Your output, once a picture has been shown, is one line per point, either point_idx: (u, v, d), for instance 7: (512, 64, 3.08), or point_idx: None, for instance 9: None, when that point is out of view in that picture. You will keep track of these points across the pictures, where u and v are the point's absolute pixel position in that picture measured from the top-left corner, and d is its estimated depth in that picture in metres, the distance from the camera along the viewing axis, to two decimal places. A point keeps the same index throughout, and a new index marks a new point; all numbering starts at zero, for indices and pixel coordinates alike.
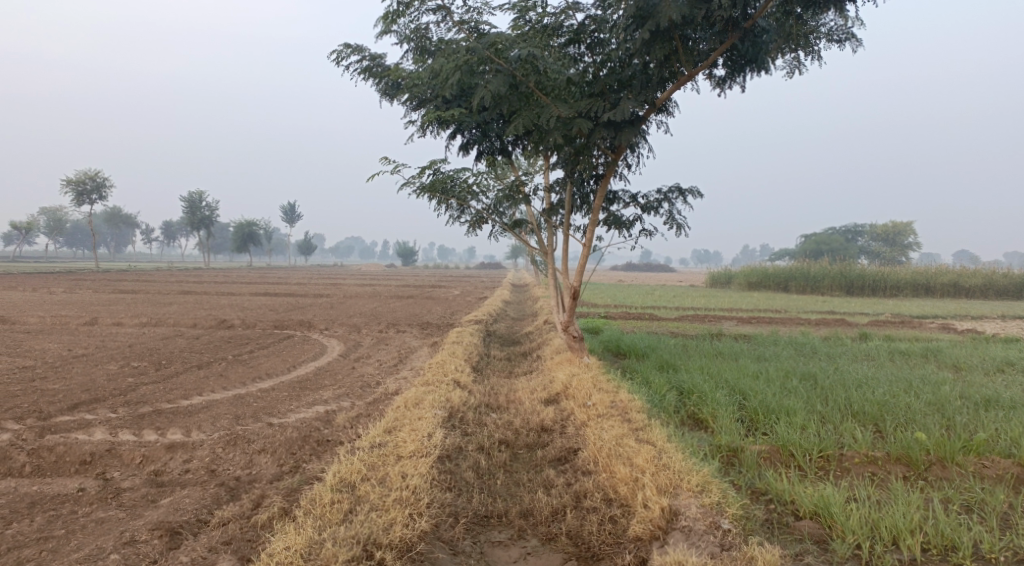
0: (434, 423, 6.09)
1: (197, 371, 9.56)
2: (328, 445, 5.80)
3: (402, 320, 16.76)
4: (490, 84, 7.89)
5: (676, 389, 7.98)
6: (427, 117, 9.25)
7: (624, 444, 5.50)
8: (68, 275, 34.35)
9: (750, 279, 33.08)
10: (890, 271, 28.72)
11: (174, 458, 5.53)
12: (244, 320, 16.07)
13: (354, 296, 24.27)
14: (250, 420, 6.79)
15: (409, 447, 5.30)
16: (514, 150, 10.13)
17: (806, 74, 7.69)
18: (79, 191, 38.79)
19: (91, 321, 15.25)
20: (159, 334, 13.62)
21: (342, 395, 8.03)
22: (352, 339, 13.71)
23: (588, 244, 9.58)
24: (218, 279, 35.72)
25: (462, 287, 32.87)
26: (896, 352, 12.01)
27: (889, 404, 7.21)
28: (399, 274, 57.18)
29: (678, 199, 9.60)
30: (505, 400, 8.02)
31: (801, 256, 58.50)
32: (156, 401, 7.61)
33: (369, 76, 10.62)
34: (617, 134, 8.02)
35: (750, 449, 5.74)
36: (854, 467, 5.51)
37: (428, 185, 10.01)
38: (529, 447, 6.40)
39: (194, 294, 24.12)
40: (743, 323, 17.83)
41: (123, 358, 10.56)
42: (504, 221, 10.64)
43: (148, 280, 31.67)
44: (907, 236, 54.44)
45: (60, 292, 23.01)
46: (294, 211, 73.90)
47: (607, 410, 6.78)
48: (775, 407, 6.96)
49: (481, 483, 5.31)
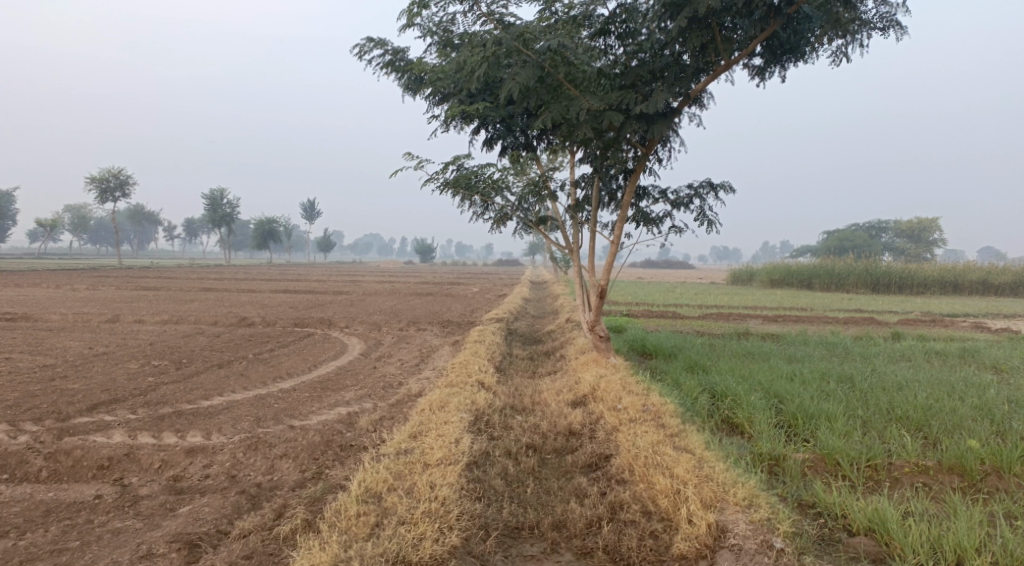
0: (461, 427, 5.87)
1: (218, 371, 9.43)
2: (352, 450, 5.60)
3: (422, 318, 16.60)
4: (518, 76, 7.64)
5: (708, 391, 7.68)
6: (451, 111, 9.03)
7: (661, 452, 5.24)
8: (92, 272, 34.69)
9: (773, 276, 32.50)
10: (916, 268, 28.05)
11: (194, 462, 5.37)
12: (265, 318, 16.01)
13: (373, 293, 24.17)
14: (272, 423, 6.61)
15: (436, 455, 5.08)
16: (539, 144, 9.90)
17: (851, 62, 7.33)
18: (102, 188, 39.20)
19: (112, 318, 15.27)
20: (180, 331, 13.58)
21: (364, 396, 7.85)
22: (373, 338, 13.55)
23: (616, 241, 9.31)
24: (238, 275, 35.90)
25: (481, 284, 32.64)
26: (932, 352, 11.58)
27: (934, 408, 6.86)
28: (417, 270, 57.16)
29: (709, 195, 9.29)
30: (531, 401, 7.78)
31: (823, 252, 57.58)
32: (176, 401, 7.48)
33: (391, 70, 10.43)
34: (649, 127, 7.74)
35: (793, 457, 5.45)
36: (905, 478, 5.20)
37: (451, 181, 9.80)
38: (557, 452, 6.16)
39: (215, 291, 24.17)
40: (769, 322, 17.42)
41: (143, 356, 10.50)
42: (528, 218, 10.42)
43: (169, 277, 31.86)
44: (933, 231, 53.28)
45: (83, 289, 23.16)
46: (313, 209, 74.34)
47: (639, 414, 6.50)
48: (815, 411, 6.65)
49: (511, 492, 5.08)
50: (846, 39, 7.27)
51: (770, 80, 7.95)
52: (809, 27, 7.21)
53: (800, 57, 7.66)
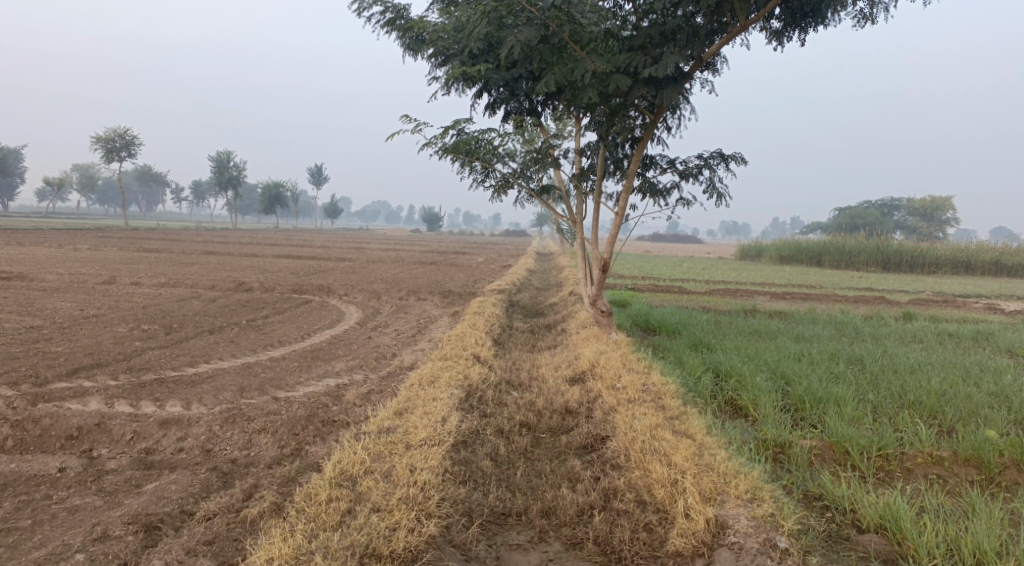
0: (450, 405, 5.60)
1: (207, 337, 9.18)
2: (334, 426, 5.33)
3: (423, 288, 16.29)
4: (520, 34, 7.20)
5: (712, 370, 7.37)
6: (452, 72, 8.62)
7: (660, 437, 4.95)
8: (95, 232, 34.50)
9: (781, 253, 31.99)
10: (928, 247, 27.53)
11: (168, 435, 5.11)
12: (263, 284, 15.73)
13: (377, 261, 23.88)
14: (255, 394, 6.35)
15: (420, 435, 4.80)
16: (544, 110, 9.49)
17: (879, 25, 6.85)
18: (109, 149, 38.83)
19: (109, 280, 15.02)
20: (176, 296, 13.33)
21: (355, 367, 7.58)
22: (371, 306, 13.27)
23: (620, 213, 8.93)
24: (242, 239, 35.68)
25: (485, 254, 32.26)
26: (944, 334, 11.20)
27: (947, 394, 6.51)
28: (422, 238, 56.78)
29: (720, 165, 8.87)
30: (528, 377, 7.49)
31: (835, 230, 56.85)
32: (160, 368, 7.23)
33: (391, 28, 9.97)
34: (658, 91, 7.31)
35: (800, 444, 5.15)
36: (918, 469, 4.88)
37: (451, 146, 9.40)
38: (552, 432, 5.88)
39: (217, 255, 23.92)
40: (777, 299, 17.07)
41: (134, 320, 10.25)
42: (531, 187, 10.03)
43: (173, 239, 31.57)
44: (947, 210, 52.47)
45: (85, 250, 22.92)
46: (320, 175, 73.91)
47: (638, 395, 6.19)
48: (823, 395, 6.33)
49: (499, 474, 4.81)
50: (871, 0, 6.78)
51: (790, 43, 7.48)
52: None
53: (822, 18, 7.16)
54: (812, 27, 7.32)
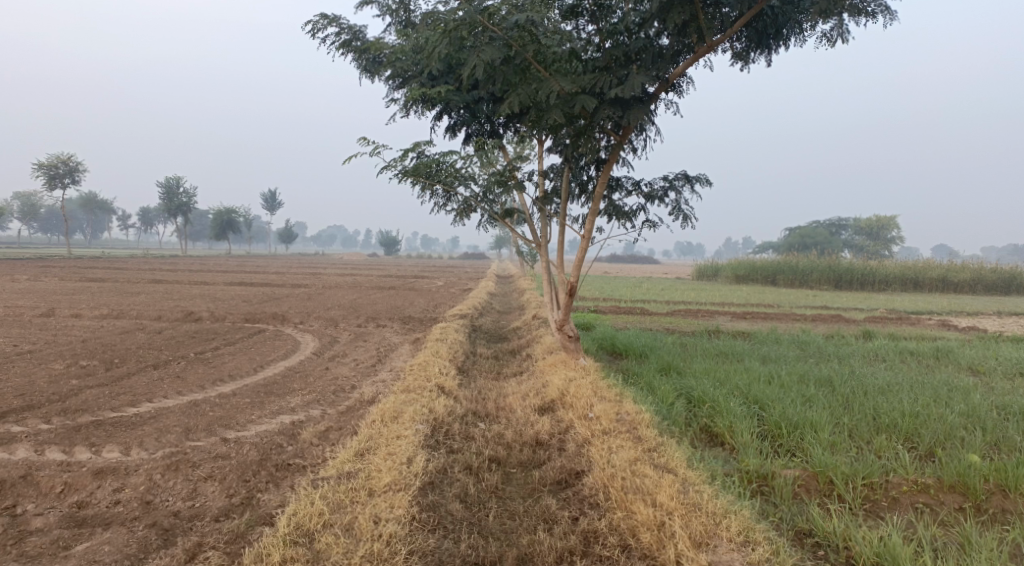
0: (415, 443, 5.23)
1: (152, 372, 8.58)
2: (289, 470, 4.91)
3: (382, 314, 15.83)
4: (483, 54, 6.97)
5: (684, 396, 7.16)
6: (412, 93, 8.35)
7: (640, 473, 4.69)
8: (35, 261, 32.87)
9: (737, 272, 32.38)
10: (877, 264, 28.30)
11: (102, 486, 4.61)
12: (214, 313, 15.01)
13: (333, 287, 23.21)
14: (202, 435, 5.86)
15: (384, 479, 4.44)
16: (506, 132, 9.30)
17: (844, 45, 6.85)
18: (50, 175, 37.23)
19: (47, 312, 14.14)
20: (119, 328, 12.56)
21: (312, 402, 7.13)
22: (328, 335, 12.76)
23: (587, 235, 8.74)
24: (191, 266, 34.54)
25: (444, 277, 31.88)
26: (905, 352, 11.28)
27: (921, 416, 6.43)
28: (377, 262, 55.97)
29: (685, 187, 8.79)
30: (495, 407, 7.16)
31: (786, 249, 58.22)
32: (97, 408, 6.65)
33: (346, 50, 9.68)
34: (625, 112, 7.17)
35: (784, 474, 4.95)
36: (904, 498, 4.75)
37: (411, 169, 9.10)
38: (523, 467, 5.55)
39: (165, 283, 22.93)
40: (738, 319, 17.13)
41: (71, 356, 9.54)
42: (494, 211, 9.80)
43: (119, 268, 30.33)
44: (891, 229, 54.34)
45: (22, 280, 21.70)
46: (275, 199, 72.48)
47: (613, 425, 5.93)
48: (799, 420, 6.16)
49: (470, 518, 4.47)
50: (835, 22, 6.78)
51: (753, 63, 7.44)
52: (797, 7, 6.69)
53: (786, 38, 7.14)
54: (776, 47, 7.30)
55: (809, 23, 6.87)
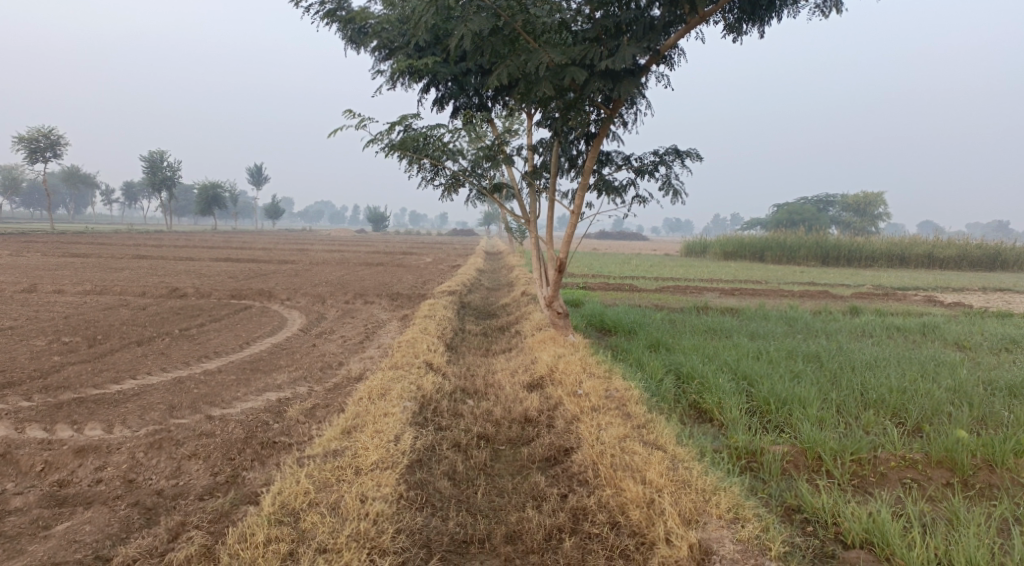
0: (402, 421, 5.17)
1: (136, 349, 8.45)
2: (275, 448, 4.85)
3: (371, 290, 15.72)
4: (470, 23, 6.79)
5: (673, 372, 7.14)
6: (398, 65, 8.17)
7: (629, 450, 4.67)
8: (17, 236, 32.35)
9: (725, 248, 32.43)
10: (864, 241, 28.42)
11: (84, 464, 4.52)
12: (199, 289, 14.84)
13: (321, 263, 23.01)
14: (187, 413, 5.78)
15: (370, 457, 4.39)
16: (494, 106, 9.15)
17: (839, 15, 6.73)
18: (30, 148, 36.50)
19: (28, 288, 13.92)
20: (103, 304, 12.37)
21: (299, 379, 7.06)
22: (316, 311, 12.65)
23: (576, 211, 8.65)
24: (176, 241, 34.16)
25: (433, 253, 31.75)
26: (892, 328, 11.34)
27: (908, 392, 6.45)
28: (365, 238, 55.60)
29: (676, 162, 8.70)
30: (484, 384, 7.12)
31: (775, 225, 58.38)
32: (79, 386, 6.54)
33: (331, 19, 9.44)
34: (615, 85, 7.05)
35: (772, 450, 4.95)
36: (892, 474, 4.77)
37: (398, 143, 8.95)
38: (512, 443, 5.52)
39: (150, 259, 22.64)
40: (727, 294, 17.17)
41: (54, 332, 9.39)
42: (482, 186, 9.68)
43: (102, 243, 29.92)
44: (878, 206, 54.57)
45: (3, 255, 21.35)
46: (261, 174, 71.66)
47: (602, 401, 5.90)
48: (788, 396, 6.16)
49: (458, 495, 4.44)
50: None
51: (746, 35, 7.32)
52: None
53: (780, 10, 7.01)
54: (768, 19, 7.18)
55: None
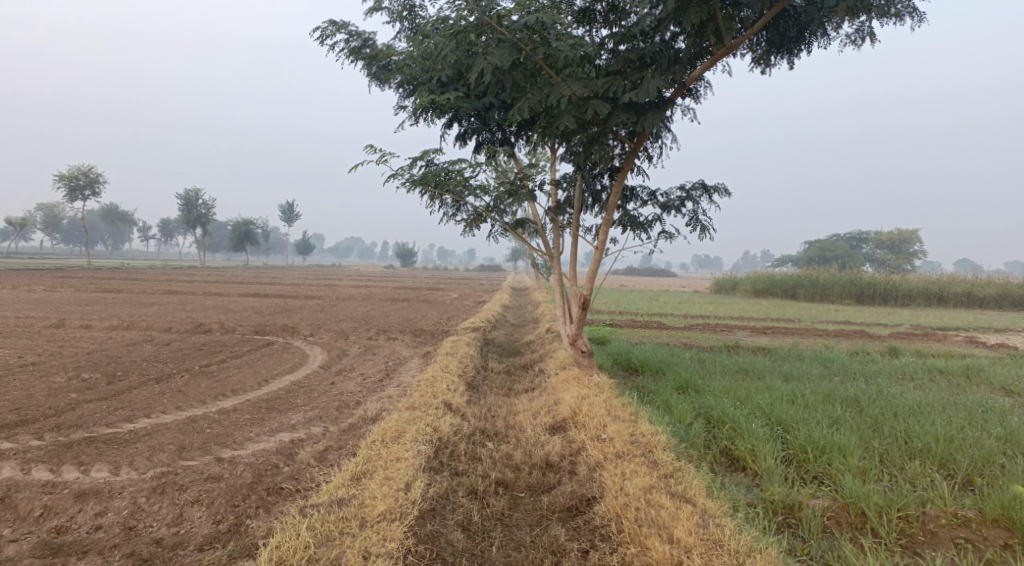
0: (415, 467, 4.94)
1: (154, 386, 8.36)
2: (281, 495, 4.65)
3: (394, 326, 15.58)
4: (491, 56, 6.72)
5: (702, 416, 6.80)
6: (420, 99, 8.14)
7: (656, 503, 4.36)
8: (55, 271, 33.15)
9: (756, 285, 31.79)
10: (899, 279, 27.63)
11: (84, 509, 4.37)
12: (224, 324, 14.84)
13: (347, 299, 23.02)
14: (196, 454, 5.60)
15: (378, 508, 4.22)
16: (517, 141, 9.05)
17: (871, 46, 6.52)
18: (71, 186, 37.61)
19: (57, 323, 14.07)
20: (127, 339, 12.40)
21: (314, 419, 6.86)
22: (337, 347, 12.52)
23: (600, 247, 8.43)
24: (207, 277, 34.76)
25: (459, 289, 31.72)
26: (934, 371, 10.79)
27: (957, 440, 6.01)
28: (392, 274, 55.96)
29: (703, 197, 8.46)
30: (504, 425, 6.84)
31: (806, 262, 57.38)
32: (92, 424, 6.42)
33: (356, 56, 9.49)
34: (639, 118, 6.89)
35: (811, 505, 4.59)
36: (943, 533, 4.38)
37: (420, 178, 8.87)
38: (531, 491, 5.23)
39: (180, 294, 22.89)
40: (758, 333, 16.68)
41: (75, 368, 9.36)
42: (504, 221, 9.53)
43: (135, 278, 30.49)
44: (913, 243, 53.38)
45: (39, 290, 21.82)
46: (292, 211, 73.03)
47: (627, 447, 5.58)
48: (826, 444, 5.77)
49: (472, 549, 4.19)
50: (862, 22, 6.45)
51: (774, 67, 7.12)
52: (823, 7, 6.37)
53: (809, 42, 6.83)
54: (798, 50, 6.98)
55: (832, 26, 6.56)
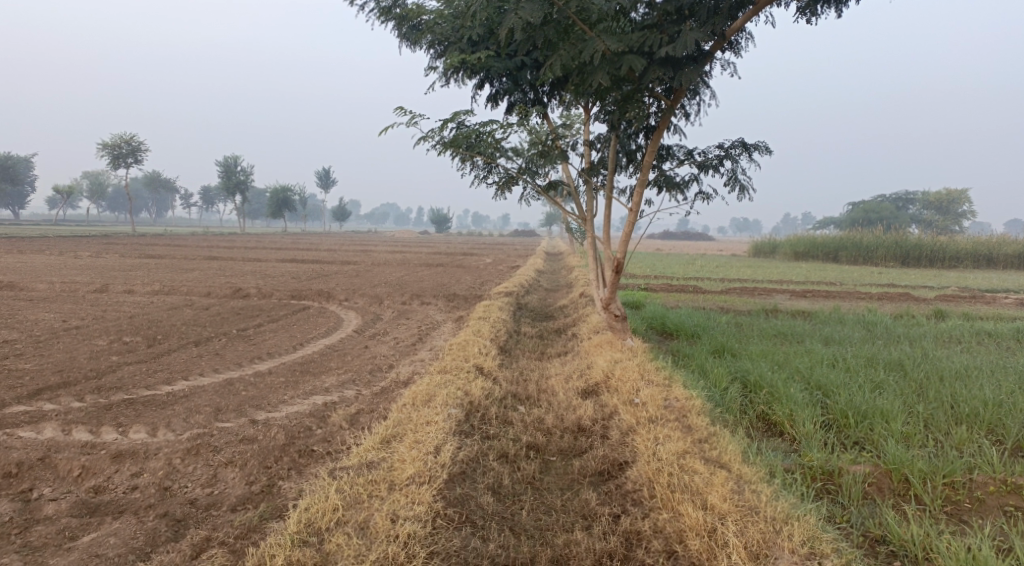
0: (445, 430, 4.92)
1: (192, 349, 8.52)
2: (312, 458, 4.70)
3: (428, 291, 15.62)
4: (522, 10, 6.47)
5: (739, 381, 6.63)
6: (451, 59, 7.94)
7: (689, 468, 4.26)
8: (101, 238, 34.07)
9: (796, 248, 31.03)
10: (947, 240, 26.64)
11: (121, 470, 4.53)
12: (261, 289, 15.06)
13: (382, 264, 23.16)
14: (231, 416, 5.69)
15: (407, 471, 4.23)
16: (550, 101, 8.81)
17: None
18: (114, 155, 38.37)
19: (101, 288, 14.43)
20: (168, 304, 12.66)
21: (347, 382, 6.91)
22: (371, 312, 12.59)
23: (635, 208, 8.22)
24: (246, 243, 35.40)
25: (494, 254, 31.70)
26: (983, 334, 10.37)
27: (1008, 405, 5.75)
28: (427, 239, 56.21)
29: (742, 156, 8.16)
30: (536, 389, 6.78)
31: (849, 224, 55.77)
32: (132, 386, 6.58)
33: (385, 16, 9.29)
34: (676, 73, 6.63)
35: (852, 471, 4.44)
36: (991, 500, 4.19)
37: (450, 140, 8.73)
38: (563, 455, 5.17)
39: (220, 260, 23.30)
40: (798, 296, 16.28)
41: (117, 332, 9.59)
42: (537, 183, 9.36)
43: (177, 245, 31.16)
44: (963, 203, 51.38)
45: (85, 257, 22.43)
46: (328, 177, 73.55)
47: (661, 412, 5.47)
48: (868, 409, 5.58)
49: (502, 512, 4.17)
50: None
51: (819, 17, 6.73)
52: None
53: None
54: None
55: None
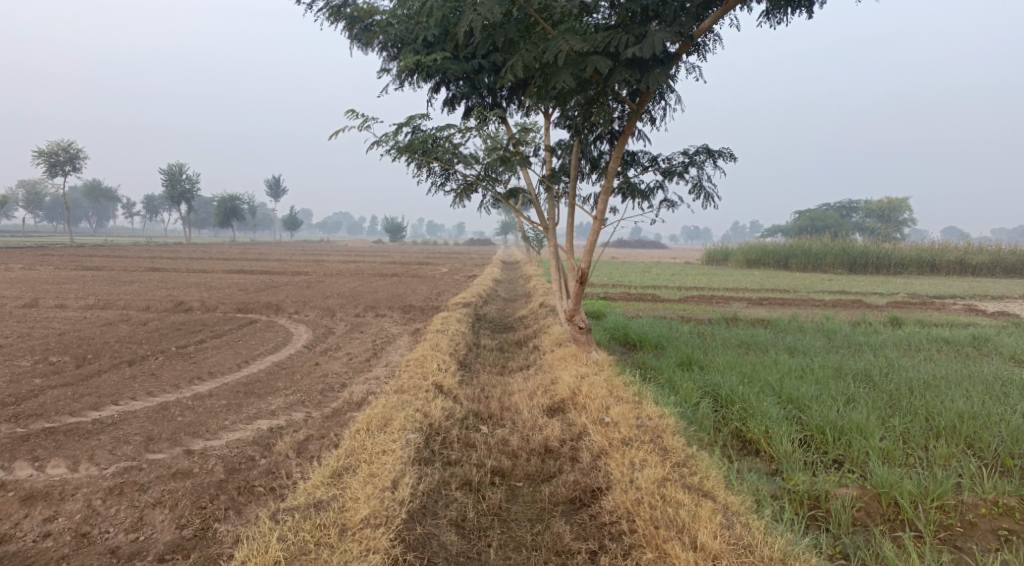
0: (404, 460, 4.49)
1: (125, 370, 7.83)
2: (254, 495, 4.21)
3: (382, 302, 15.07)
4: (481, 6, 6.11)
5: (709, 395, 6.37)
6: (405, 61, 7.53)
7: (672, 499, 3.95)
8: (35, 249, 32.34)
9: (748, 256, 31.45)
10: (892, 247, 27.32)
11: (31, 515, 3.96)
12: (206, 302, 14.26)
13: (335, 274, 22.43)
14: (164, 446, 5.13)
15: (360, 512, 3.81)
16: (510, 105, 8.50)
17: None
18: (51, 162, 36.53)
19: (30, 303, 13.43)
20: (103, 319, 11.82)
21: (296, 404, 6.38)
22: (323, 325, 11.99)
23: (599, 217, 7.93)
24: (192, 253, 34.12)
25: (449, 264, 31.19)
26: (939, 341, 10.40)
27: (982, 417, 5.61)
28: (380, 248, 55.29)
29: (707, 162, 7.96)
30: (499, 407, 6.38)
31: (797, 232, 57.15)
32: (54, 413, 5.93)
33: (336, 16, 8.82)
34: (643, 75, 6.36)
35: (839, 495, 4.18)
36: (984, 523, 3.98)
37: (406, 146, 8.31)
38: (531, 480, 4.79)
39: (162, 272, 22.20)
40: (755, 305, 16.27)
41: (42, 351, 8.80)
42: (496, 191, 9.01)
43: (117, 256, 29.72)
44: (904, 212, 53.18)
45: (16, 269, 21.08)
46: (280, 185, 71.59)
47: (634, 432, 5.14)
48: (846, 423, 5.35)
49: (468, 552, 3.79)
50: None
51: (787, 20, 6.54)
52: None
53: None
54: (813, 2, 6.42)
55: None
